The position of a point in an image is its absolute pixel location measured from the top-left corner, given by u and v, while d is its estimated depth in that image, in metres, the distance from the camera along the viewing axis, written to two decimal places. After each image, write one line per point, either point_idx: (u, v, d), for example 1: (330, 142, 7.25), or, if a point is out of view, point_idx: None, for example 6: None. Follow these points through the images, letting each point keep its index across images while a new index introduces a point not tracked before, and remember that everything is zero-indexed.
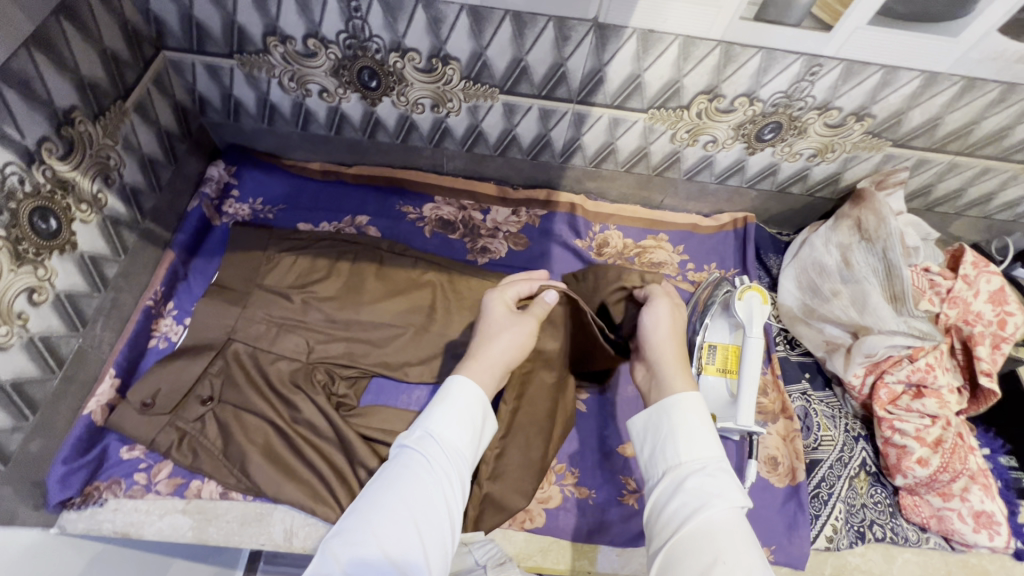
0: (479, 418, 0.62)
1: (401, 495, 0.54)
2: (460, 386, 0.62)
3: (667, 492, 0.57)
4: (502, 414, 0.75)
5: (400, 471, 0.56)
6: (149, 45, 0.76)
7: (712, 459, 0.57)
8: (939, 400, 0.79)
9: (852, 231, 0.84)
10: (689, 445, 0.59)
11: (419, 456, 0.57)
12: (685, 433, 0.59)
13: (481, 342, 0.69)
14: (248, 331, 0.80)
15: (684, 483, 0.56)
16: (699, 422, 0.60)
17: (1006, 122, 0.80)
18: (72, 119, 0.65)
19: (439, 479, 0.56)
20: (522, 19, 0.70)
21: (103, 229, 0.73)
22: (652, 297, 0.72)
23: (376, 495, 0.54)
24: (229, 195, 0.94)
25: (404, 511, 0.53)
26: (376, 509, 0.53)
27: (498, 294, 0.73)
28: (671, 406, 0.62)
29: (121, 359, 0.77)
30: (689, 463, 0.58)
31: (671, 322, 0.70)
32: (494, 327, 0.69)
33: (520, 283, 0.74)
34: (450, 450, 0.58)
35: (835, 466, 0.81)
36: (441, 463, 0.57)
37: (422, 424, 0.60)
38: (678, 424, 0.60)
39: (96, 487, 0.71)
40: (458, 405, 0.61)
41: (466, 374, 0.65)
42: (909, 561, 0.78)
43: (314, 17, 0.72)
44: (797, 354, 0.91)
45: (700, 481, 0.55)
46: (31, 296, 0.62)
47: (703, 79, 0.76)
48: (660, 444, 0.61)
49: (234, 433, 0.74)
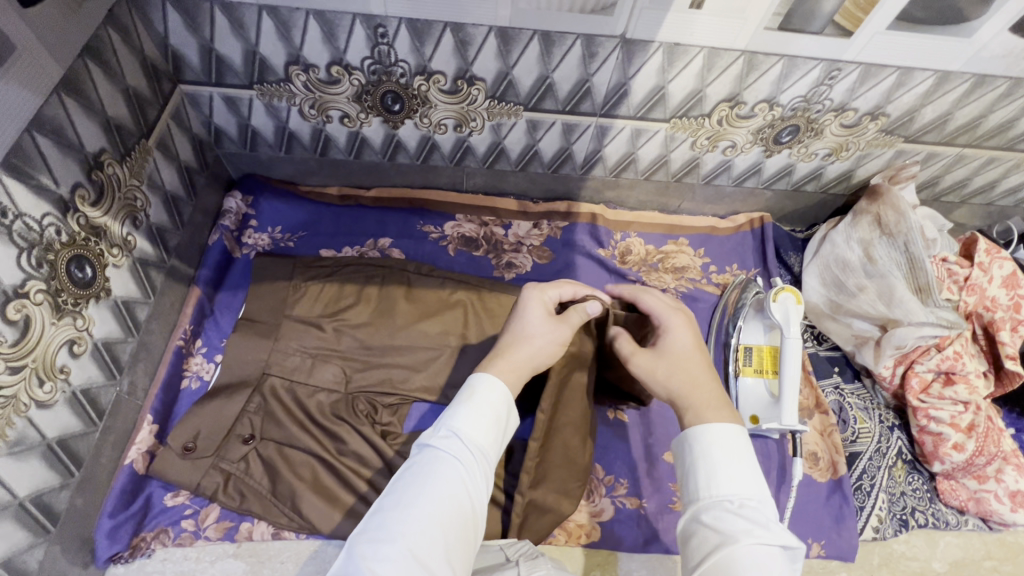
0: (505, 414, 0.57)
1: (427, 495, 0.50)
2: (487, 383, 0.57)
3: (689, 527, 0.53)
4: (540, 424, 0.66)
5: (424, 470, 0.52)
6: (166, 80, 0.75)
7: (738, 493, 0.51)
8: (968, 386, 0.81)
9: (872, 226, 0.86)
10: (712, 478, 0.52)
11: (443, 455, 0.53)
12: (706, 463, 0.53)
13: (512, 343, 0.62)
14: (284, 364, 0.77)
15: (708, 520, 0.51)
16: (722, 452, 0.53)
17: (1013, 114, 0.83)
18: (101, 163, 0.63)
19: (464, 479, 0.52)
20: (550, 38, 0.70)
21: (133, 272, 0.72)
22: (625, 354, 0.65)
23: (400, 496, 0.50)
24: (248, 225, 0.93)
25: (428, 513, 0.49)
26: (400, 510, 0.49)
27: (538, 292, 0.65)
28: (693, 436, 0.55)
29: (156, 404, 0.75)
30: (712, 497, 0.52)
31: (658, 360, 0.62)
32: (529, 330, 0.62)
33: (563, 285, 0.67)
34: (475, 450, 0.54)
35: (874, 457, 0.84)
36: (466, 463, 0.53)
37: (447, 422, 0.55)
38: (700, 454, 0.54)
39: (143, 538, 0.69)
40: (489, 402, 0.56)
41: (490, 372, 0.59)
42: (952, 544, 0.81)
43: (339, 45, 0.72)
44: (825, 349, 0.94)
45: (724, 518, 0.50)
46: (71, 348, 0.61)
47: (725, 88, 0.78)
48: (681, 474, 0.55)
49: (281, 470, 0.73)
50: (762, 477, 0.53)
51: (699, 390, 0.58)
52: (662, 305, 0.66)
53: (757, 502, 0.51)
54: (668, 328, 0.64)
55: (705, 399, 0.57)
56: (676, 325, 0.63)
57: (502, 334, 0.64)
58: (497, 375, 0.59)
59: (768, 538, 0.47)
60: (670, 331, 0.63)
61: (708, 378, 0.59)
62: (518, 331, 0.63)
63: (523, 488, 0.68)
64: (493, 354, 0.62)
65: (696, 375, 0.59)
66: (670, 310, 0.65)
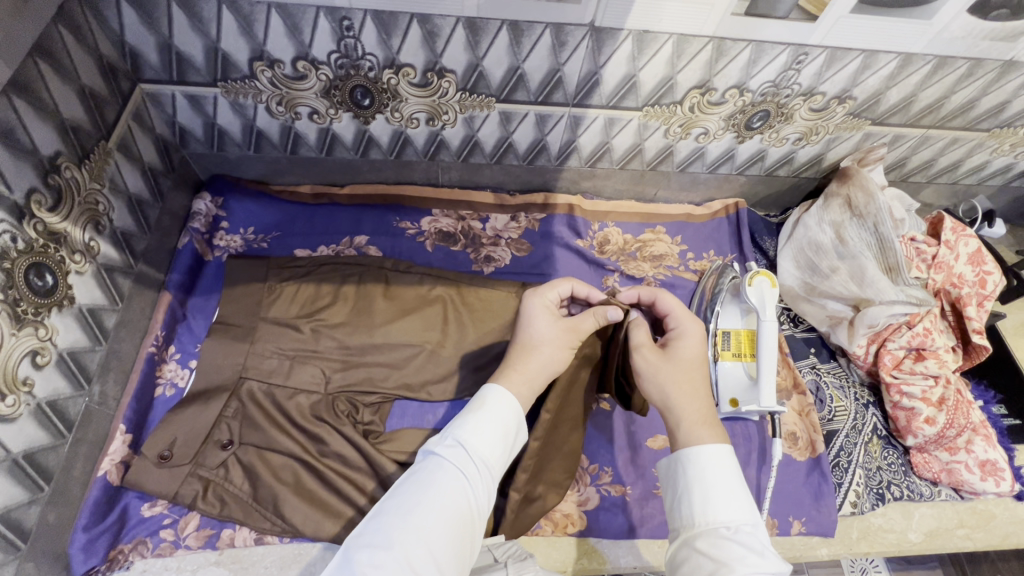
0: (513, 428, 0.58)
1: (427, 501, 0.50)
2: (498, 395, 0.58)
3: (681, 553, 0.53)
4: (543, 424, 0.67)
5: (426, 479, 0.52)
6: (125, 79, 0.72)
7: (734, 520, 0.52)
8: (938, 360, 0.83)
9: (842, 208, 0.88)
10: (707, 503, 0.54)
11: (447, 464, 0.54)
12: (701, 489, 0.54)
13: (520, 355, 0.62)
14: (260, 367, 0.76)
15: (703, 546, 0.52)
16: (717, 478, 0.54)
17: (973, 95, 0.85)
18: (58, 166, 0.62)
19: (467, 493, 0.52)
20: (519, 27, 0.69)
21: (98, 278, 0.70)
22: (633, 343, 0.65)
23: (399, 502, 0.50)
24: (219, 227, 0.90)
25: (429, 519, 0.49)
26: (398, 518, 0.49)
27: (539, 298, 0.66)
28: (688, 461, 0.56)
29: (129, 414, 0.73)
30: (708, 523, 0.53)
31: (667, 363, 0.62)
32: (537, 337, 0.63)
33: (564, 284, 0.68)
34: (479, 463, 0.54)
35: (851, 434, 0.85)
36: (469, 475, 0.53)
37: (452, 432, 0.56)
38: (694, 479, 0.55)
39: (121, 551, 0.68)
40: (499, 415, 0.57)
41: (503, 384, 0.60)
42: (926, 514, 0.83)
43: (304, 39, 0.70)
44: (801, 331, 0.95)
45: (719, 544, 0.51)
46: (34, 359, 0.60)
47: (695, 75, 0.78)
48: (675, 500, 0.56)
49: (261, 475, 0.71)
50: (754, 503, 0.55)
51: (695, 404, 0.59)
52: (682, 310, 0.66)
53: (752, 527, 0.52)
54: (682, 334, 0.64)
55: (698, 413, 0.58)
56: (691, 333, 0.64)
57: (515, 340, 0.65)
58: (511, 388, 0.60)
59: (763, 565, 0.49)
60: (685, 337, 0.64)
61: (705, 392, 0.60)
62: (528, 340, 0.63)
63: (519, 484, 0.68)
64: (505, 366, 0.63)
65: (697, 387, 0.60)
66: (688, 317, 0.65)
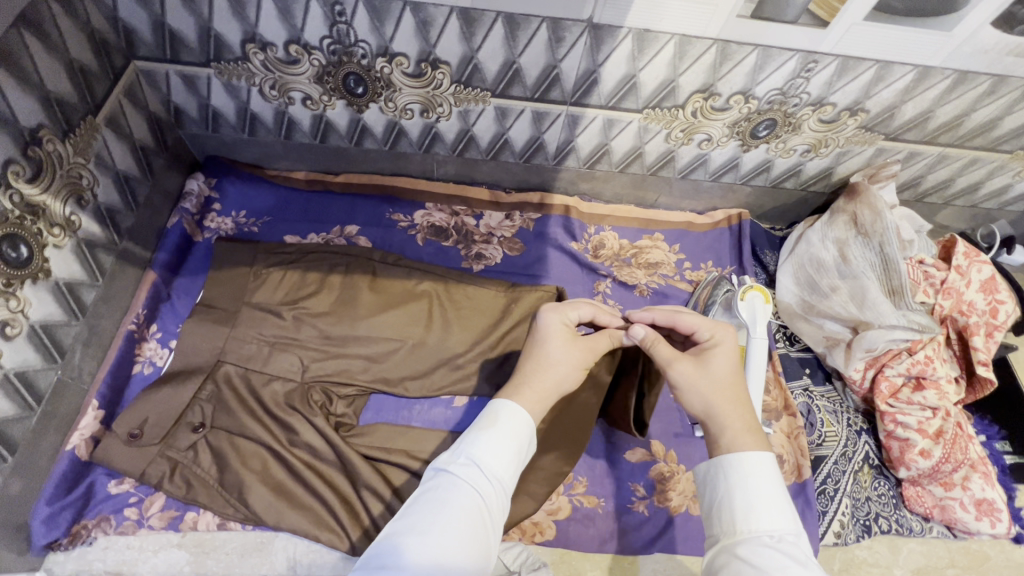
0: (526, 445, 0.56)
1: (444, 522, 0.48)
2: (509, 410, 0.56)
3: (720, 559, 0.51)
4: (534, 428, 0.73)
5: (440, 498, 0.50)
6: (118, 55, 0.72)
7: (777, 529, 0.50)
8: (938, 391, 0.80)
9: (848, 226, 0.84)
10: (751, 509, 0.51)
11: (460, 482, 0.52)
12: (744, 494, 0.52)
13: (535, 369, 0.61)
14: (239, 352, 0.75)
15: (744, 554, 0.49)
16: (761, 484, 0.52)
17: (995, 113, 0.80)
18: (39, 139, 0.62)
19: (484, 514, 0.51)
20: (514, 21, 0.67)
21: (78, 253, 0.70)
22: (662, 361, 0.60)
23: (412, 521, 0.48)
24: (210, 209, 0.90)
25: (447, 541, 0.47)
26: (416, 539, 0.47)
27: (559, 314, 0.63)
28: (732, 465, 0.53)
29: (103, 390, 0.74)
30: (750, 530, 0.50)
31: (707, 374, 0.58)
32: (553, 355, 0.61)
33: (582, 305, 0.66)
34: (494, 482, 0.52)
35: (840, 461, 0.82)
36: (485, 495, 0.51)
37: (466, 449, 0.54)
38: (739, 482, 0.52)
39: (84, 526, 0.68)
40: (511, 431, 0.55)
41: (516, 400, 0.58)
42: (915, 551, 0.80)
43: (296, 23, 0.69)
44: (797, 350, 0.92)
45: (759, 552, 0.48)
46: (3, 330, 0.60)
47: (698, 79, 0.75)
48: (714, 504, 0.54)
49: (229, 459, 0.71)
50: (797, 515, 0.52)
51: (739, 411, 0.56)
52: (709, 321, 0.62)
53: (795, 538, 0.49)
54: (717, 343, 0.60)
55: (743, 420, 0.56)
56: (727, 342, 0.60)
57: (526, 357, 0.63)
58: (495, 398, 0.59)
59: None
60: (720, 347, 0.60)
61: (746, 399, 0.58)
62: (541, 357, 0.61)
63: None
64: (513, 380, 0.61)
65: (737, 395, 0.57)
66: (718, 325, 0.62)
